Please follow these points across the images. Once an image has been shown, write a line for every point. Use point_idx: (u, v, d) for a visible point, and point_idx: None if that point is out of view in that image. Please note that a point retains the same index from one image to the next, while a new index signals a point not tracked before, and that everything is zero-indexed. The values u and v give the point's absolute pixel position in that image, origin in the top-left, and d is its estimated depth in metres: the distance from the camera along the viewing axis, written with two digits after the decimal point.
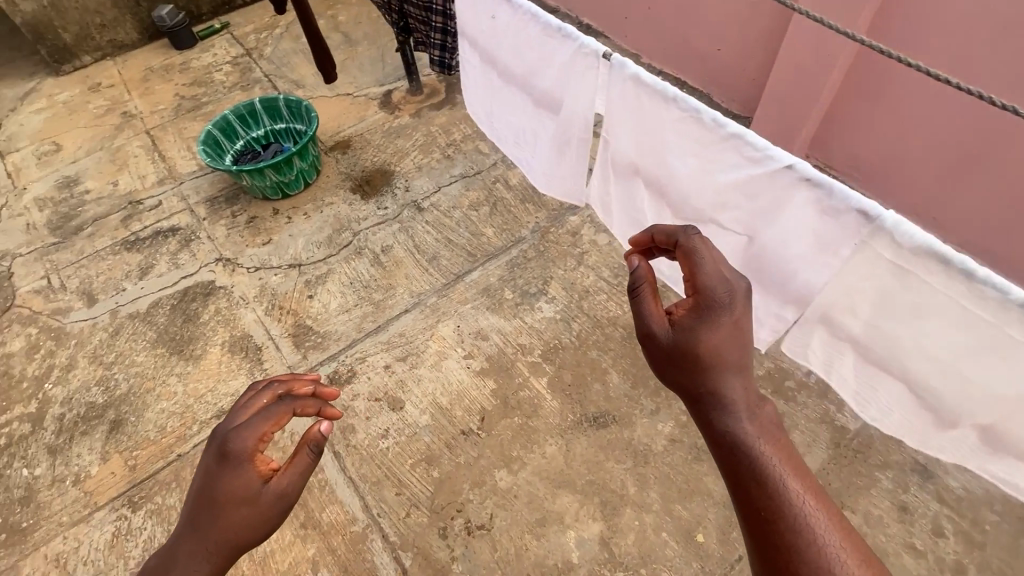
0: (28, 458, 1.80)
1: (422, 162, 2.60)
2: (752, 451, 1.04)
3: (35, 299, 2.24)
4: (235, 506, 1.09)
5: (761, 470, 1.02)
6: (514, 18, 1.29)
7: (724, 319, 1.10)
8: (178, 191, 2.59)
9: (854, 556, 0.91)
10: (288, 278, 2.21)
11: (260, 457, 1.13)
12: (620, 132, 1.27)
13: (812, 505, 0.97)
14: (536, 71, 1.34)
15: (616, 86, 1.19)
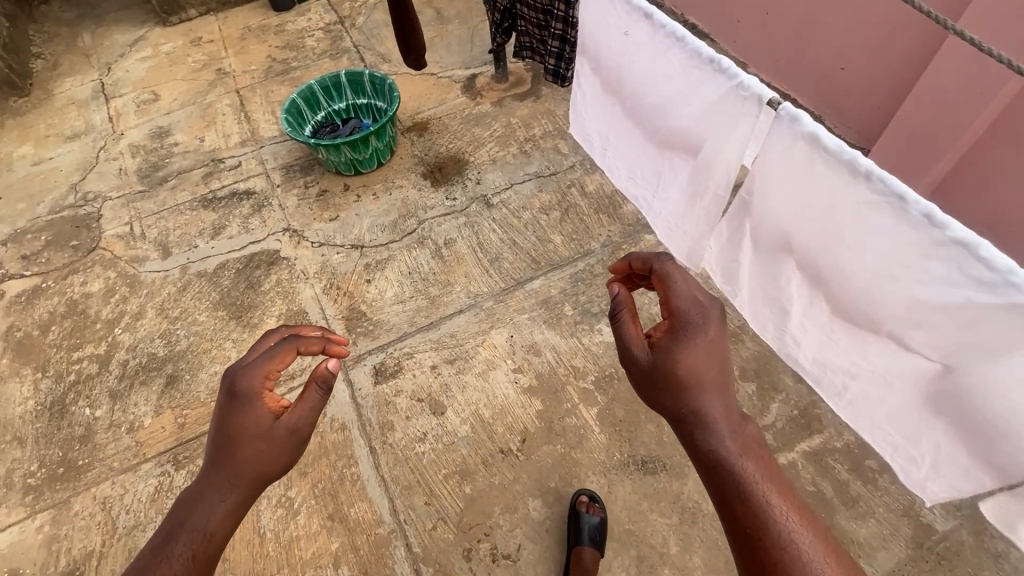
0: (92, 398, 1.89)
1: (498, 155, 2.50)
2: (735, 470, 1.02)
3: (117, 244, 2.35)
4: (248, 441, 1.11)
5: (746, 489, 0.99)
6: (653, 41, 1.13)
7: (701, 335, 1.12)
8: (257, 155, 2.64)
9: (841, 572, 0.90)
10: (349, 258, 2.19)
11: (271, 395, 1.18)
12: (779, 204, 1.07)
13: (795, 521, 0.95)
14: (670, 104, 1.17)
15: (789, 150, 0.99)
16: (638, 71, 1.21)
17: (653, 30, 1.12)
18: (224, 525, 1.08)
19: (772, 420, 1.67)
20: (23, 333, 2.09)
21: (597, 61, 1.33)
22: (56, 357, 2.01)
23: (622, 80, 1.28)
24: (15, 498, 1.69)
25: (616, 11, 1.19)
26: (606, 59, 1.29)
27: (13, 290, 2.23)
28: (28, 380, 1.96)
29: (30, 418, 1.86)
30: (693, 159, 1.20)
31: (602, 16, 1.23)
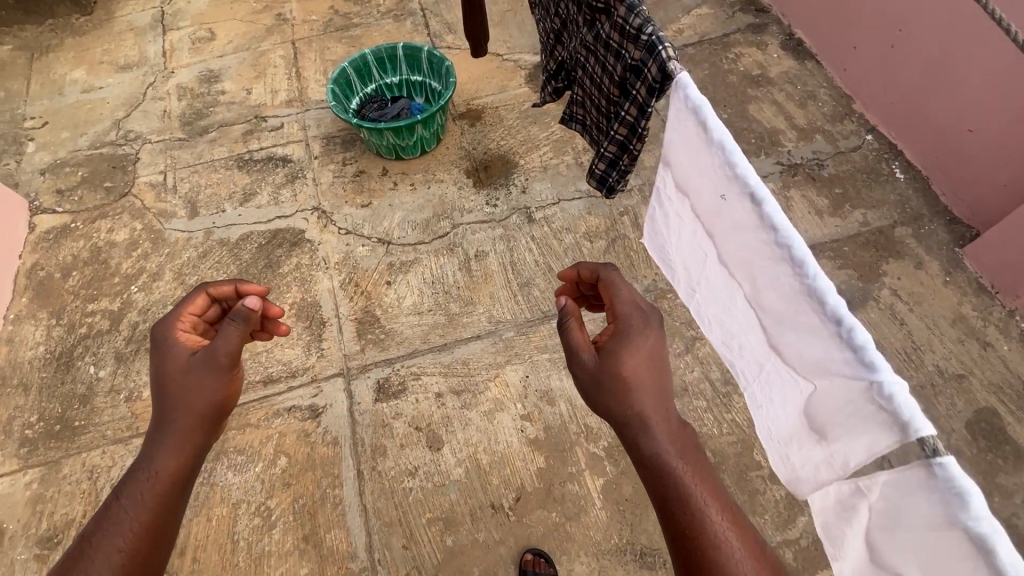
0: (98, 357, 1.88)
1: (550, 162, 2.28)
2: (672, 475, 1.09)
3: (149, 194, 2.30)
4: (179, 375, 1.24)
5: (681, 493, 1.07)
6: (753, 235, 0.72)
7: (647, 344, 1.19)
8: (301, 119, 2.51)
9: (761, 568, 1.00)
10: (374, 253, 2.06)
11: (189, 339, 1.33)
12: (891, 555, 0.63)
13: (724, 523, 1.04)
14: (770, 322, 0.76)
15: (917, 505, 0.57)
16: (729, 253, 0.80)
17: (756, 221, 0.71)
18: (181, 460, 1.19)
19: (794, 535, 1.50)
20: (45, 273, 2.08)
21: (679, 204, 0.92)
22: (72, 305, 2.00)
23: (709, 247, 0.87)
24: (12, 447, 1.71)
25: (710, 165, 0.77)
26: (691, 209, 0.88)
27: (43, 225, 2.22)
28: (43, 324, 1.96)
29: (38, 365, 1.87)
30: (790, 397, 0.77)
31: (692, 158, 0.82)
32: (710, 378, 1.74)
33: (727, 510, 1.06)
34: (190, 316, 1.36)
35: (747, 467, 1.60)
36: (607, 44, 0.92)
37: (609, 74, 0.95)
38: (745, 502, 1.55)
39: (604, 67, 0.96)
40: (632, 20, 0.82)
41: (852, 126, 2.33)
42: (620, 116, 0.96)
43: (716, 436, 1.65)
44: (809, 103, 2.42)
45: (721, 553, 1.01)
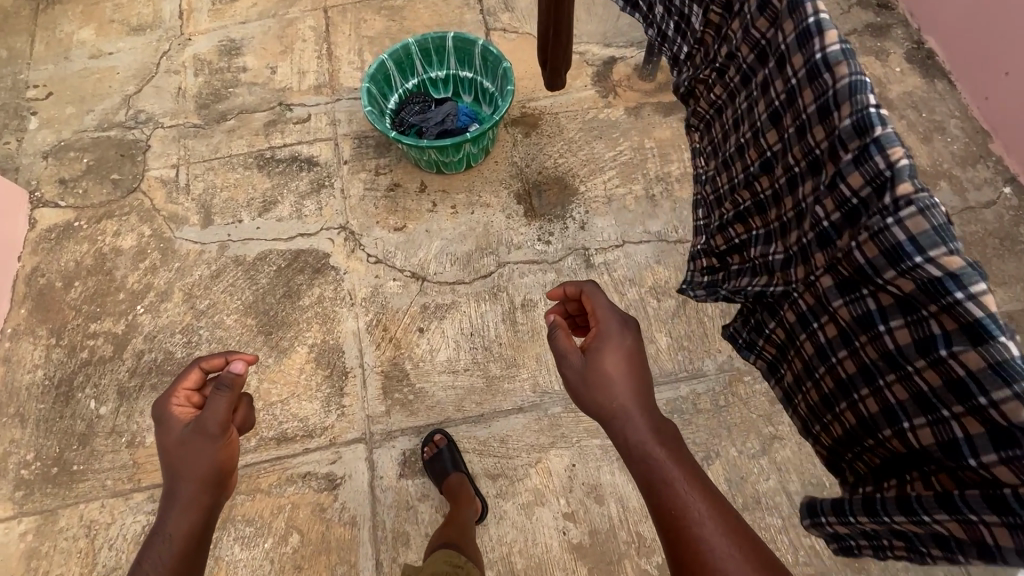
0: (99, 390, 1.70)
1: (615, 192, 1.94)
2: (655, 463, 0.99)
3: (159, 192, 2.06)
4: (173, 454, 1.08)
5: (666, 483, 0.95)
6: None
7: (626, 338, 1.13)
8: (331, 111, 2.19)
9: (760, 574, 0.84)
10: (406, 291, 1.80)
11: (183, 408, 1.16)
12: None
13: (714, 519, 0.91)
14: None
15: None
16: None
17: None
18: (188, 530, 1.01)
19: None
20: (47, 282, 1.89)
21: None
22: (73, 324, 1.81)
23: None
24: (6, 489, 1.57)
25: None
26: None
27: (44, 221, 2.01)
28: (42, 344, 1.78)
29: (36, 393, 1.71)
30: None
31: None
32: (789, 491, 1.48)
33: (718, 503, 0.93)
34: (184, 390, 1.19)
35: None
36: (890, 362, 0.66)
37: (891, 412, 0.67)
38: None
39: (876, 391, 0.68)
40: (1003, 395, 0.54)
41: (986, 173, 1.92)
42: (912, 508, 0.63)
43: (790, 564, 1.42)
44: (936, 137, 1.99)
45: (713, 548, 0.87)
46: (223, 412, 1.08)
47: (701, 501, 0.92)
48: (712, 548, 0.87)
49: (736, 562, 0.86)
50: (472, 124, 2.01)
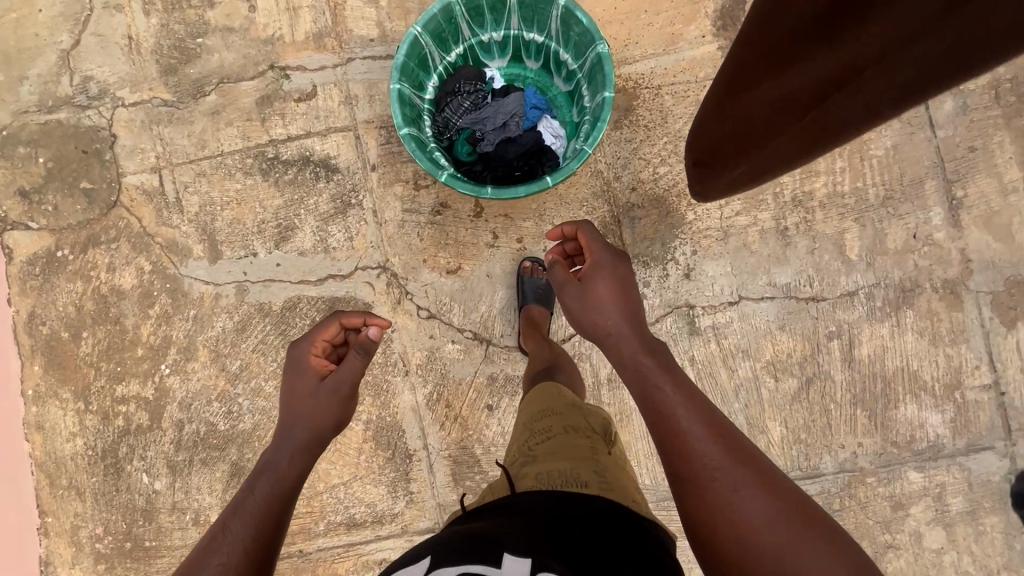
0: (148, 463, 1.59)
1: (734, 223, 1.46)
2: (641, 373, 0.95)
3: (146, 209, 1.64)
4: (305, 400, 1.15)
5: (654, 390, 0.92)
6: None
7: (620, 265, 1.10)
8: (343, 81, 1.59)
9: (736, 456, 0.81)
10: (468, 358, 1.51)
11: (319, 363, 1.22)
12: None
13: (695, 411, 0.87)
14: None
15: None
16: None
17: None
18: (295, 470, 1.08)
19: None
20: (51, 331, 1.64)
21: None
22: (96, 386, 1.61)
23: None
24: (87, 562, 1.58)
25: None
26: None
27: (21, 250, 1.65)
28: (70, 409, 1.61)
29: (84, 465, 1.60)
30: None
31: None
32: None
33: (709, 407, 0.89)
34: (320, 342, 1.24)
35: None
36: None
37: None
38: None
39: None
40: None
41: None
42: None
43: None
44: None
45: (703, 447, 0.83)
46: (356, 376, 1.17)
47: (689, 405, 0.88)
48: (695, 434, 0.84)
49: (718, 445, 0.83)
50: (541, 125, 1.45)
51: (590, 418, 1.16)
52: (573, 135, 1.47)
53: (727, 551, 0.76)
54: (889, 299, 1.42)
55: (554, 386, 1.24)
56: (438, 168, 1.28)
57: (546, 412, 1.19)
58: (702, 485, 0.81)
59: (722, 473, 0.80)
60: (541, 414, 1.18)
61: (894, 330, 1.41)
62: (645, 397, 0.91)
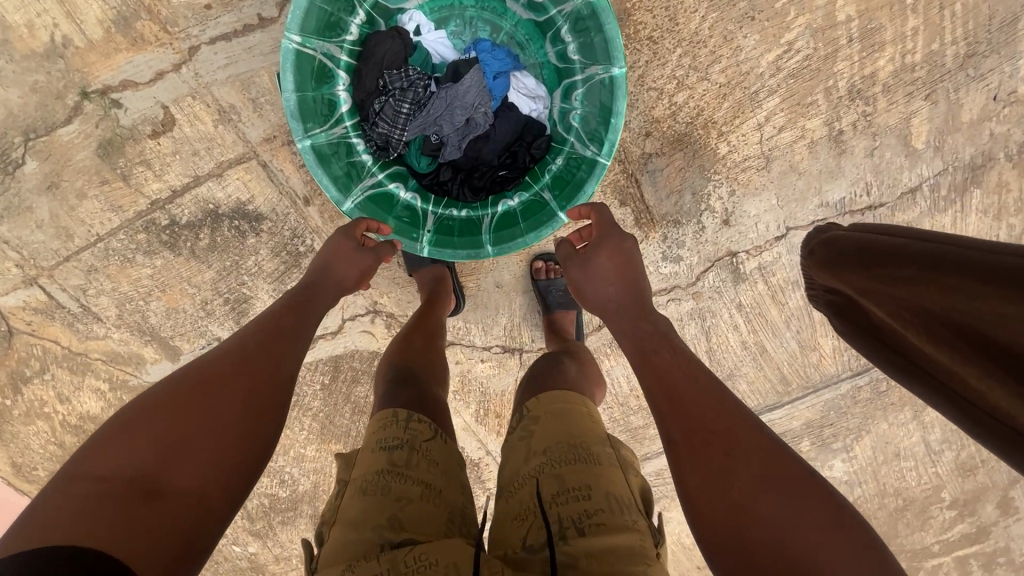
0: (231, 537, 1.61)
1: (778, 141, 1.16)
2: (634, 344, 0.80)
3: (54, 328, 1.29)
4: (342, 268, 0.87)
5: (649, 363, 0.76)
6: None
7: (627, 239, 0.89)
8: (204, 88, 1.08)
9: (725, 422, 0.66)
10: (504, 371, 1.39)
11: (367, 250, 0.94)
12: None
13: (686, 377, 0.72)
14: None
15: None
16: None
17: None
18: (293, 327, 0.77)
19: (955, 535, 1.74)
20: (47, 472, 1.46)
21: None
22: None
23: None
24: None
25: None
26: None
27: None
28: None
29: None
30: None
31: None
32: (929, 439, 1.56)
33: (701, 377, 0.72)
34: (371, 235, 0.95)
35: (930, 502, 1.67)
36: None
37: None
38: (917, 525, 1.72)
39: None
40: None
41: None
42: None
43: (914, 484, 1.64)
44: None
45: (694, 413, 0.68)
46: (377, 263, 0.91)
47: (683, 372, 0.73)
48: (687, 401, 0.69)
49: (710, 410, 0.67)
50: (513, 92, 1.04)
51: (628, 474, 0.66)
52: (554, 87, 1.05)
53: (710, 536, 0.60)
54: (957, 183, 1.20)
55: (578, 406, 0.73)
56: (413, 241, 0.96)
57: (581, 449, 0.65)
58: (696, 452, 0.64)
59: (711, 448, 0.64)
60: (574, 451, 0.64)
61: (959, 217, 1.22)
62: (641, 356, 0.77)
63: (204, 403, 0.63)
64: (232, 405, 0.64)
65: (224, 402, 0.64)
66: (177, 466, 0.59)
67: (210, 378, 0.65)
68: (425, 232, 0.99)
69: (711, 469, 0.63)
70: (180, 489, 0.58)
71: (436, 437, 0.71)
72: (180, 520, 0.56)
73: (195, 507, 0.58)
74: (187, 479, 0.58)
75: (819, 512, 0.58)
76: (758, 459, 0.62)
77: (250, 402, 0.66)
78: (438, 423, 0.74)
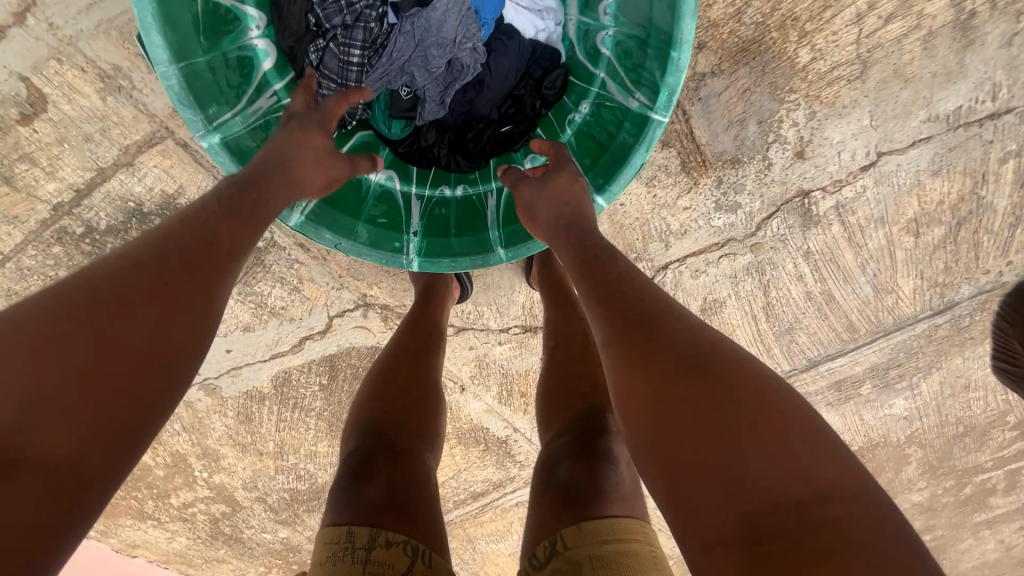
0: (259, 526, 1.54)
1: (879, 36, 0.85)
2: (568, 247, 0.65)
3: None
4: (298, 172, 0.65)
5: (584, 266, 0.62)
6: None
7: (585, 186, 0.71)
8: (76, 46, 0.77)
9: (666, 317, 0.53)
10: (527, 352, 1.19)
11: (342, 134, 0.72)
12: None
13: (626, 277, 0.58)
14: None
15: None
16: None
17: None
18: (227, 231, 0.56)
19: (1011, 451, 1.65)
20: None
21: None
22: (152, 503, 1.45)
23: None
24: None
25: None
26: None
27: None
28: (147, 523, 1.50)
29: (200, 548, 1.58)
30: None
31: None
32: None
33: (637, 277, 0.59)
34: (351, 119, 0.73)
35: (994, 425, 1.55)
36: None
37: None
38: (975, 448, 1.61)
39: None
40: None
41: None
42: None
43: (979, 411, 1.49)
44: None
45: (626, 311, 0.55)
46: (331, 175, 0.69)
47: (623, 275, 0.59)
48: (625, 299, 0.56)
49: (646, 306, 0.55)
50: (511, 9, 0.78)
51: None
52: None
53: (638, 443, 0.49)
54: None
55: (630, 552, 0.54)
56: (397, 253, 0.74)
57: None
58: (626, 351, 0.52)
59: (647, 343, 0.51)
60: None
61: None
62: (581, 259, 0.63)
63: (93, 340, 0.45)
64: (114, 351, 0.45)
65: (120, 340, 0.45)
66: (43, 424, 0.41)
67: (80, 316, 0.45)
68: (410, 236, 0.76)
69: (646, 371, 0.50)
70: (46, 458, 0.41)
71: (415, 563, 0.56)
72: (39, 509, 0.39)
73: (65, 484, 0.40)
74: (57, 443, 0.41)
75: (748, 400, 0.46)
76: (697, 355, 0.49)
77: (146, 348, 0.47)
78: (419, 537, 0.59)
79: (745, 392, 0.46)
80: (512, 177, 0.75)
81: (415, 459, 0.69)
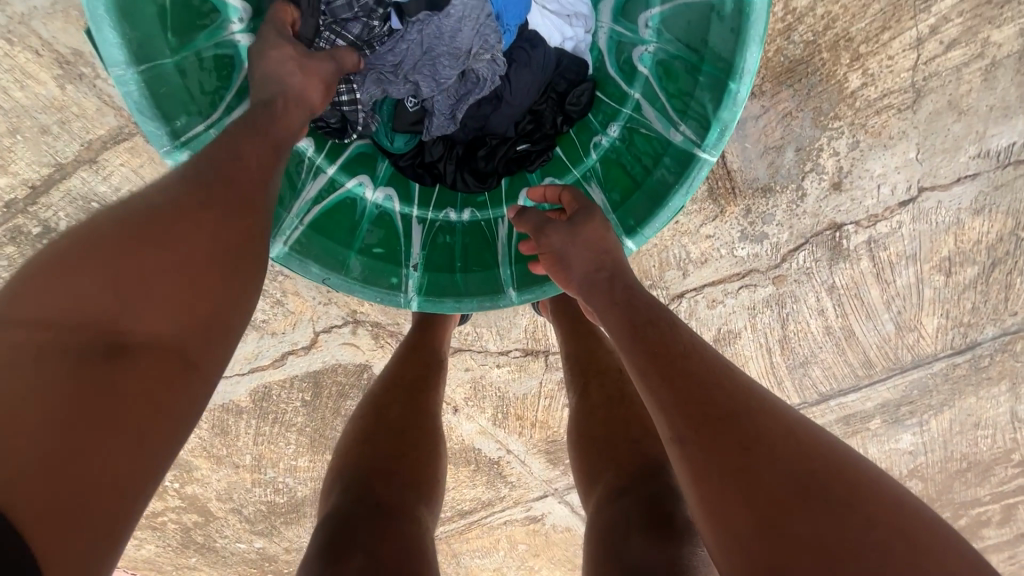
0: (231, 537, 1.44)
1: (928, 62, 0.79)
2: (612, 309, 0.58)
3: None
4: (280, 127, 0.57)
5: (641, 337, 0.53)
6: None
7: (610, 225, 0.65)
8: (40, 28, 0.68)
9: (752, 412, 0.46)
10: (527, 375, 1.12)
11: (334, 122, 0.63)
12: None
13: (693, 354, 0.51)
14: None
15: None
16: None
17: None
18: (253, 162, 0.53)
19: None
20: None
21: None
22: None
23: None
24: None
25: None
26: None
27: None
28: None
29: (169, 555, 1.49)
30: None
31: None
32: None
33: (705, 355, 0.51)
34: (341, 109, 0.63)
35: None
36: None
37: None
38: None
39: None
40: None
41: None
42: None
43: None
44: None
45: (704, 401, 0.47)
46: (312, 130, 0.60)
47: (689, 351, 0.51)
48: (702, 387, 0.48)
49: (724, 396, 0.47)
50: (536, 11, 0.72)
51: None
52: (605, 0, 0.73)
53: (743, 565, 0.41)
54: None
55: None
56: (395, 291, 0.68)
57: None
58: (714, 455, 0.44)
59: (740, 446, 0.44)
60: None
61: None
62: (636, 325, 0.55)
63: (160, 237, 0.46)
64: (187, 250, 0.47)
65: (190, 236, 0.47)
66: (137, 314, 0.44)
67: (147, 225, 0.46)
68: (410, 269, 0.70)
69: (750, 483, 0.42)
70: (150, 341, 0.44)
71: None
72: (145, 381, 0.42)
73: (167, 364, 0.44)
74: (153, 326, 0.44)
75: (885, 535, 0.39)
76: (802, 463, 0.43)
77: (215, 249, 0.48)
78: None
79: (877, 525, 0.40)
80: (534, 221, 0.66)
81: (406, 527, 0.60)
